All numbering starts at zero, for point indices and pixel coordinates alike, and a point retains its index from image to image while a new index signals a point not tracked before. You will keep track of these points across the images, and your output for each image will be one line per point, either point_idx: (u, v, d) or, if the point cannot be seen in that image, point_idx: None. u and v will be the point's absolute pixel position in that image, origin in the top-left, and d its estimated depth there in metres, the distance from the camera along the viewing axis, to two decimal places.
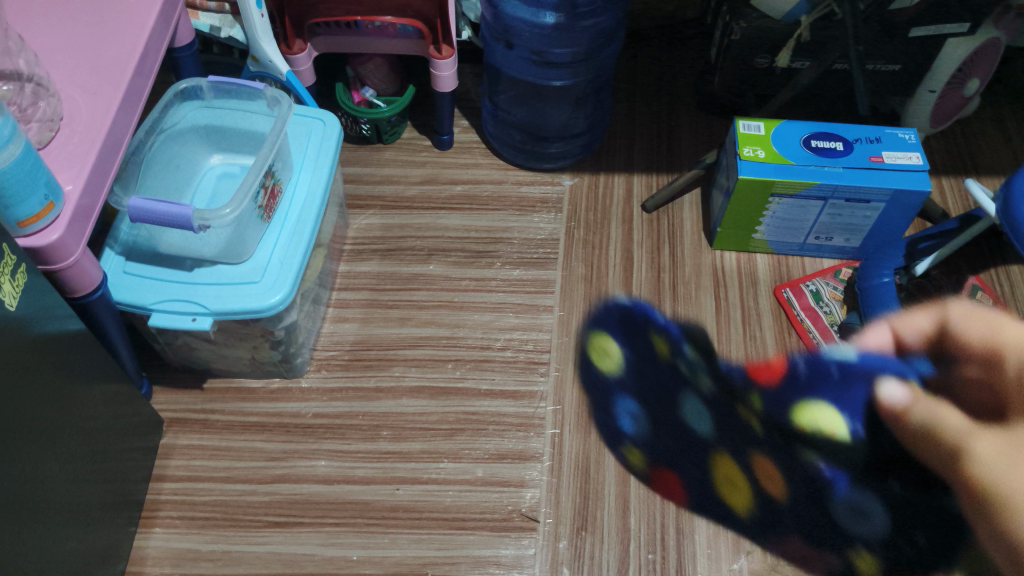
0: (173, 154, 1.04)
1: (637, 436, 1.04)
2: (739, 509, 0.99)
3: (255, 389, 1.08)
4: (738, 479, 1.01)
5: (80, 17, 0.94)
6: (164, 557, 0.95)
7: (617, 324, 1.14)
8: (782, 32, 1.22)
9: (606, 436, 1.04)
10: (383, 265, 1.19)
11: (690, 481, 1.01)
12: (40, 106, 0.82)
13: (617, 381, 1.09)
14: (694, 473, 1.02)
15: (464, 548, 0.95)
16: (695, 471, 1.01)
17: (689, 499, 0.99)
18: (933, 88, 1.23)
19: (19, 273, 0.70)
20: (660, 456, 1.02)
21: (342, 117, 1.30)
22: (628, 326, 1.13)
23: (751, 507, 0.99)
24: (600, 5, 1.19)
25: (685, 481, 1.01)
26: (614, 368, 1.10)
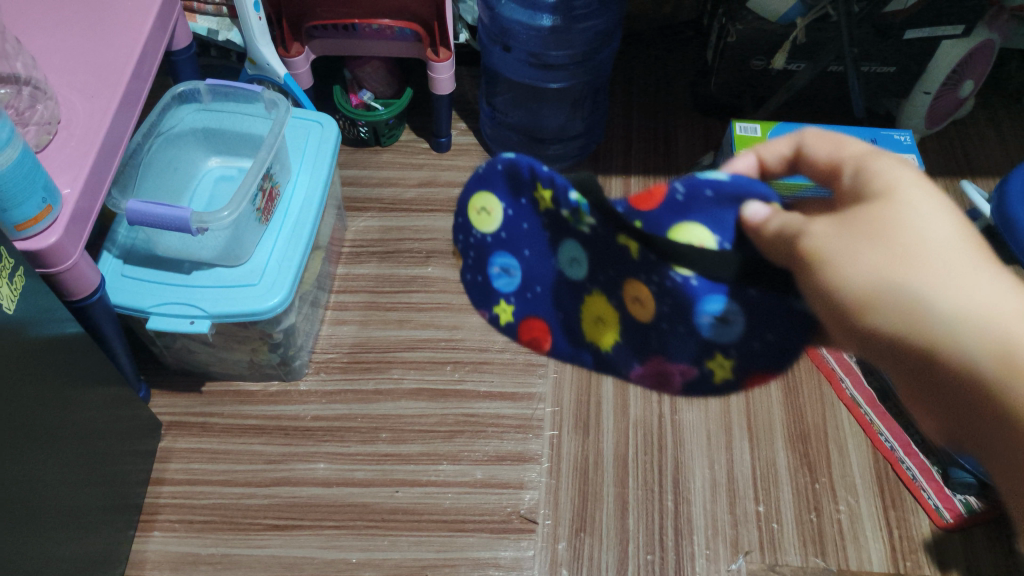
0: (171, 157, 1.03)
1: (527, 276, 0.82)
2: (608, 349, 0.81)
3: (254, 392, 1.08)
4: (598, 309, 0.77)
5: (77, 20, 0.93)
6: (163, 560, 0.95)
7: (501, 178, 0.75)
8: (778, 34, 1.22)
9: (478, 301, 0.94)
10: (381, 267, 1.19)
11: (558, 322, 0.84)
12: (37, 110, 0.82)
13: (499, 242, 0.82)
14: (563, 313, 0.83)
15: (464, 550, 0.95)
16: (562, 314, 0.83)
17: (559, 345, 0.87)
18: (927, 90, 1.25)
19: (17, 275, 0.70)
20: (523, 306, 0.87)
21: (339, 120, 1.30)
22: (513, 183, 0.73)
23: (617, 344, 0.79)
24: (595, 8, 1.18)
25: (554, 325, 0.86)
26: (494, 226, 0.80)
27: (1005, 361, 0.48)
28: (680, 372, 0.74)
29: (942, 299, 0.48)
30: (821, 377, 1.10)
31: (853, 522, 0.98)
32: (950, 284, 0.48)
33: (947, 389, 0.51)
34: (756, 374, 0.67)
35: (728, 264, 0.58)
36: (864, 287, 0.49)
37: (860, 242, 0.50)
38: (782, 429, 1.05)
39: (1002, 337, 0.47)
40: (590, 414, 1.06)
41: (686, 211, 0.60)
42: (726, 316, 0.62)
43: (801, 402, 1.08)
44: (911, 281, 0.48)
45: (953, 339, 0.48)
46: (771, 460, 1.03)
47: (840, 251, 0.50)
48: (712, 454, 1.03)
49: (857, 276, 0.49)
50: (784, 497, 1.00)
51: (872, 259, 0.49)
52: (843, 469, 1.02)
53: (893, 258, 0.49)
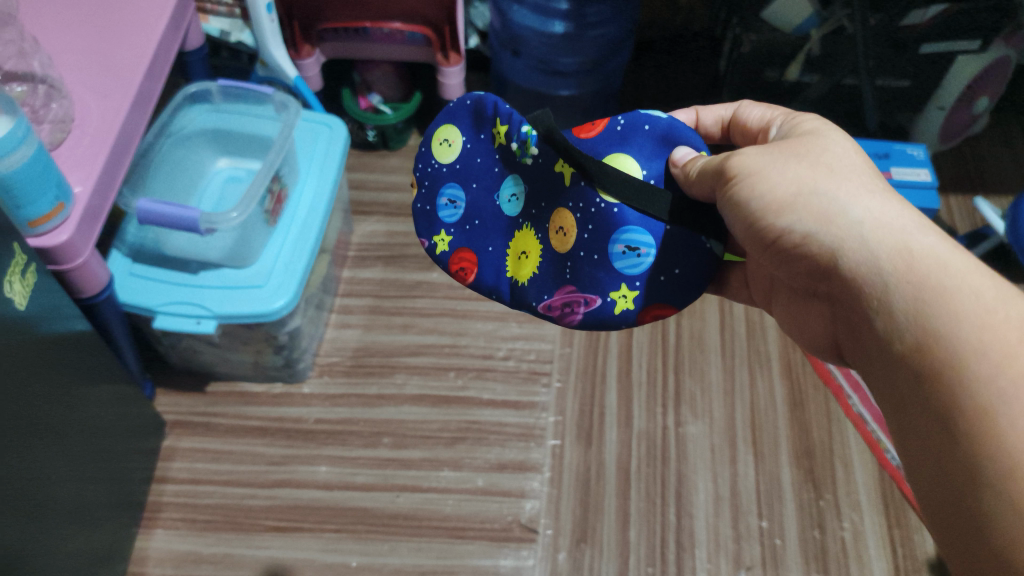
0: (182, 156, 1.04)
1: (470, 207, 0.75)
2: (522, 284, 0.71)
3: (258, 394, 1.08)
4: (523, 240, 0.72)
5: (92, 19, 0.94)
6: (166, 558, 0.95)
7: (468, 114, 0.74)
8: (790, 44, 1.21)
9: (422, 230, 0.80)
10: (386, 271, 1.19)
11: (495, 262, 0.74)
12: (52, 108, 0.83)
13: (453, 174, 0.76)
14: (489, 246, 0.75)
15: (463, 557, 0.94)
16: (490, 248, 0.74)
17: (484, 278, 0.75)
18: (943, 105, 1.22)
19: (29, 272, 0.70)
20: (461, 239, 0.76)
21: (348, 122, 1.30)
22: (476, 118, 0.74)
23: (535, 276, 0.70)
24: (608, 15, 1.16)
25: (484, 255, 0.75)
26: (452, 157, 0.76)
27: (891, 266, 0.48)
28: (586, 303, 0.66)
29: (842, 205, 0.51)
30: (828, 394, 1.09)
31: (857, 540, 0.97)
32: (851, 193, 0.51)
33: (847, 304, 0.52)
34: (653, 308, 0.64)
35: (653, 196, 0.61)
36: (771, 195, 0.53)
37: (776, 161, 0.54)
38: (788, 443, 1.04)
39: (890, 243, 0.49)
40: (593, 424, 1.05)
41: (623, 141, 0.63)
42: (640, 249, 0.62)
43: (806, 417, 1.07)
44: (814, 189, 0.52)
45: (845, 241, 0.50)
46: (774, 475, 1.02)
47: (753, 167, 0.54)
48: (716, 468, 1.02)
49: (765, 185, 0.53)
50: (787, 511, 0.99)
51: (783, 173, 0.53)
52: (848, 486, 1.01)
53: (805, 170, 0.53)
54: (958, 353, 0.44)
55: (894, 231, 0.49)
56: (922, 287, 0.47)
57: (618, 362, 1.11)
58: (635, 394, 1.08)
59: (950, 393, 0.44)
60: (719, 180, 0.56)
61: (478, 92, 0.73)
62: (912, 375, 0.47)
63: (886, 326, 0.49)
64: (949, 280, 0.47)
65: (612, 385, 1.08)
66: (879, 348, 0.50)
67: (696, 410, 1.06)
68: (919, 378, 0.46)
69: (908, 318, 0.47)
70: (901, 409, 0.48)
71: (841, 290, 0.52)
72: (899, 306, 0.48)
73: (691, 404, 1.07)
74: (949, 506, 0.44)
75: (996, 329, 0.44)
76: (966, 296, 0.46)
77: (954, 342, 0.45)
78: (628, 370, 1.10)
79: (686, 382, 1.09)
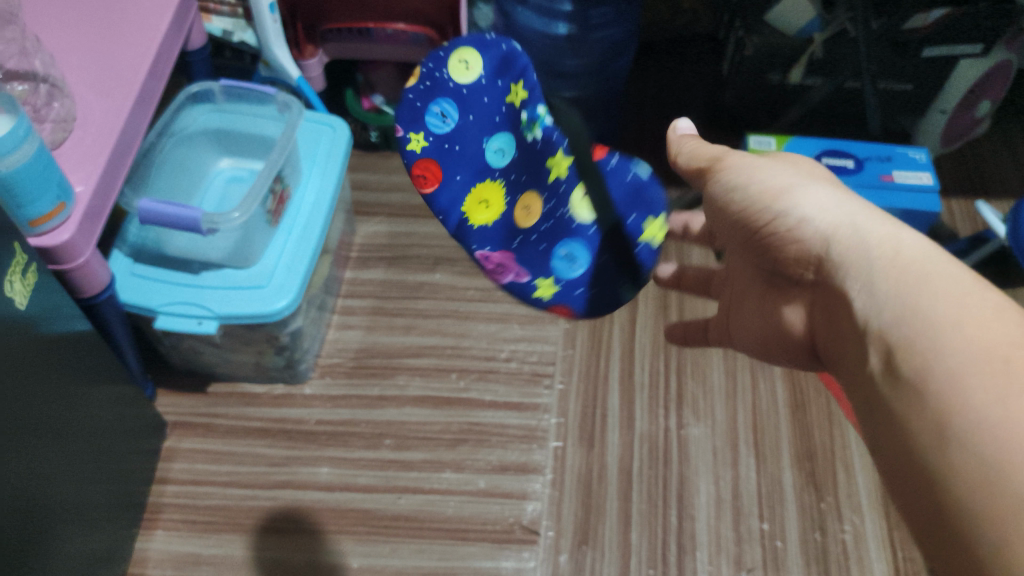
0: (183, 156, 1.04)
1: (455, 133, 0.76)
2: (472, 227, 0.76)
3: (260, 395, 1.08)
4: (489, 192, 0.77)
5: (94, 18, 0.94)
6: (166, 559, 0.95)
7: (497, 54, 0.78)
8: (793, 48, 1.21)
9: (405, 121, 0.75)
10: (388, 273, 1.19)
11: (451, 194, 0.75)
12: (54, 107, 0.82)
13: (454, 93, 0.77)
14: (455, 176, 0.76)
15: (465, 559, 0.94)
16: (456, 176, 0.76)
17: (437, 200, 0.75)
18: (943, 108, 1.24)
19: (29, 272, 0.70)
20: (434, 150, 0.74)
21: (351, 123, 1.30)
22: (502, 65, 0.79)
23: (485, 227, 0.76)
24: (612, 18, 1.17)
25: (449, 180, 0.75)
26: (463, 80, 0.77)
27: (875, 248, 0.49)
28: (518, 274, 0.72)
29: (826, 197, 0.53)
30: (830, 397, 1.09)
31: (857, 542, 0.97)
32: (835, 193, 0.54)
33: (825, 286, 0.52)
34: (565, 307, 0.71)
35: (603, 220, 0.76)
36: (764, 184, 0.56)
37: (776, 159, 0.59)
38: (790, 446, 1.04)
39: (877, 229, 0.50)
40: (595, 426, 1.05)
41: (610, 172, 0.78)
42: (573, 261, 0.75)
43: (808, 419, 1.07)
44: (804, 184, 0.55)
45: (830, 228, 0.51)
46: (776, 477, 1.02)
47: (748, 162, 0.59)
48: (717, 471, 1.02)
49: (757, 176, 0.57)
50: (788, 514, 0.99)
51: (780, 167, 0.57)
52: (849, 488, 1.01)
53: (795, 172, 0.57)
54: (932, 323, 0.43)
55: (879, 219, 0.51)
56: (904, 266, 0.46)
57: (621, 364, 1.11)
58: (637, 396, 1.08)
59: (920, 355, 0.43)
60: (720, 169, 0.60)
61: (516, 46, 0.79)
62: (883, 348, 0.45)
63: (861, 304, 0.48)
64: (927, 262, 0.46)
65: (614, 387, 1.08)
66: (853, 329, 0.48)
67: (698, 413, 1.06)
68: (889, 349, 0.45)
69: (886, 294, 0.46)
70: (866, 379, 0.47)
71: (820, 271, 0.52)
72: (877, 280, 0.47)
73: (693, 406, 1.07)
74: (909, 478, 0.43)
75: (972, 306, 0.43)
76: (947, 278, 0.45)
77: (927, 313, 0.44)
78: (630, 372, 1.10)
79: (689, 385, 1.09)
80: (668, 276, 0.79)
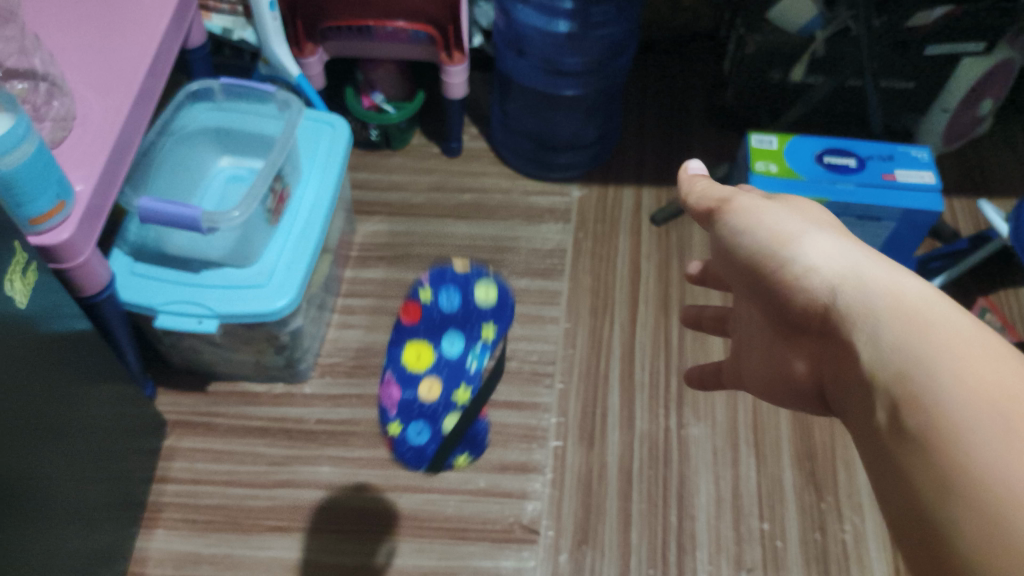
0: (183, 155, 1.03)
1: None
2: None
3: (259, 394, 1.07)
4: None
5: (94, 16, 0.93)
6: (166, 558, 0.95)
7: None
8: (796, 46, 1.21)
9: None
10: (388, 272, 1.19)
11: None
12: (53, 106, 0.82)
13: None
14: None
15: (465, 558, 0.94)
16: None
17: None
18: (947, 107, 1.24)
19: (30, 270, 0.70)
20: None
21: (351, 122, 1.30)
22: None
23: None
24: (613, 16, 1.17)
25: None
26: None
27: (881, 298, 0.47)
28: None
29: (834, 244, 0.51)
30: None
31: (858, 542, 0.97)
32: (840, 239, 0.51)
33: (830, 337, 0.49)
34: None
35: None
36: (772, 228, 0.53)
37: (780, 201, 0.56)
38: (790, 446, 1.04)
39: (883, 277, 0.48)
40: (595, 426, 1.05)
41: None
42: None
43: (809, 419, 1.07)
44: (811, 229, 0.52)
45: (840, 277, 0.49)
46: (776, 477, 1.02)
47: (755, 202, 0.56)
48: (717, 471, 1.02)
49: (765, 219, 0.54)
50: (788, 514, 0.99)
51: (783, 209, 0.55)
52: (850, 488, 1.01)
53: (799, 216, 0.54)
54: (938, 381, 0.42)
55: (884, 266, 0.48)
56: (909, 318, 0.45)
57: (621, 364, 1.10)
58: (637, 396, 1.08)
59: (925, 411, 0.41)
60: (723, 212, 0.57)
61: None
62: (888, 402, 0.44)
63: (867, 356, 0.46)
64: (933, 313, 0.45)
65: (614, 387, 1.08)
66: (859, 382, 0.47)
67: (698, 412, 1.06)
68: (895, 404, 0.43)
69: (891, 348, 0.45)
70: (870, 434, 0.45)
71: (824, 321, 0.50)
72: (883, 333, 0.45)
73: (693, 406, 1.07)
74: (912, 536, 0.41)
75: (975, 360, 0.42)
76: (954, 330, 0.44)
77: (931, 369, 0.42)
78: (630, 372, 1.10)
79: (689, 384, 1.09)
80: (697, 274, 0.73)
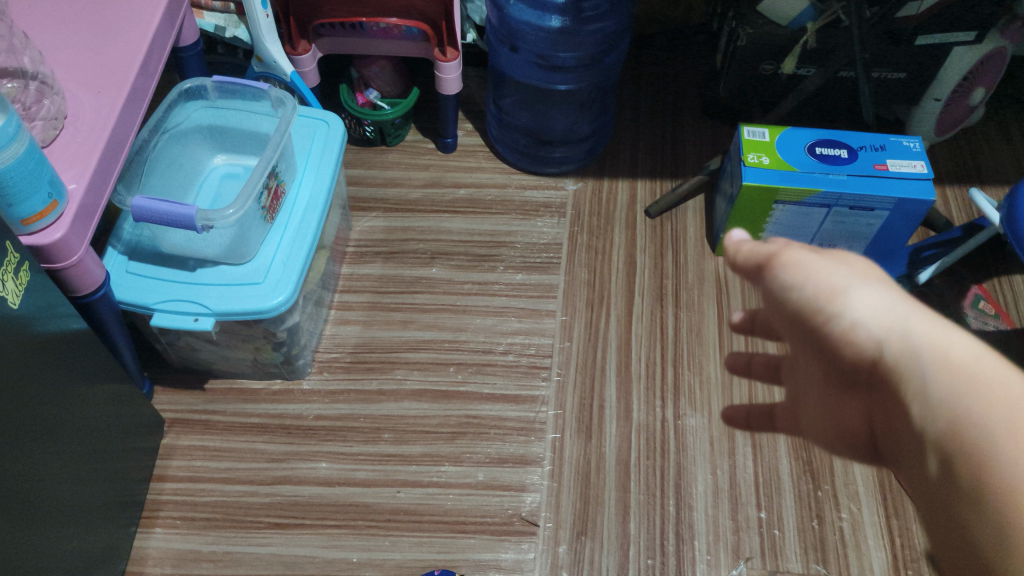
0: (177, 153, 1.03)
1: None
2: None
3: (257, 391, 1.08)
4: None
5: (84, 16, 0.93)
6: (164, 557, 0.95)
7: None
8: (788, 38, 1.21)
9: None
10: (386, 267, 1.19)
11: None
12: (43, 104, 0.82)
13: None
14: None
15: (465, 552, 0.95)
16: None
17: None
18: (938, 96, 1.24)
19: (21, 270, 0.69)
20: None
21: (346, 118, 1.30)
22: None
23: None
24: (605, 10, 1.18)
25: None
26: None
27: (930, 356, 0.47)
28: None
29: (881, 299, 0.49)
30: None
31: (855, 530, 0.98)
32: (883, 293, 0.49)
33: (882, 389, 0.50)
34: None
35: None
36: (820, 287, 0.49)
37: (827, 250, 0.51)
38: (787, 435, 1.05)
39: (932, 335, 0.47)
40: (593, 418, 1.05)
41: None
42: None
43: None
44: (856, 284, 0.49)
45: (890, 335, 0.48)
46: (773, 467, 1.02)
47: (803, 253, 0.51)
48: (715, 460, 1.02)
49: (813, 278, 0.50)
50: (785, 502, 1.00)
51: (826, 258, 0.51)
52: (847, 477, 1.02)
53: (843, 266, 0.50)
54: (987, 441, 0.44)
55: (928, 317, 0.48)
56: (960, 376, 0.46)
57: (618, 355, 1.11)
58: (634, 387, 1.08)
59: (979, 473, 0.44)
60: (767, 270, 0.51)
61: None
62: (942, 457, 0.47)
63: (919, 413, 0.47)
64: (980, 371, 0.45)
65: (611, 378, 1.09)
66: (913, 434, 0.49)
67: (695, 403, 1.07)
68: (947, 457, 0.46)
69: (945, 411, 0.46)
70: (927, 480, 0.49)
71: (878, 377, 0.50)
72: (933, 397, 0.46)
73: (690, 397, 1.07)
74: (962, 560, 0.47)
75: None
76: (1002, 383, 0.45)
77: (982, 429, 0.44)
78: (627, 364, 1.10)
79: (685, 375, 1.09)
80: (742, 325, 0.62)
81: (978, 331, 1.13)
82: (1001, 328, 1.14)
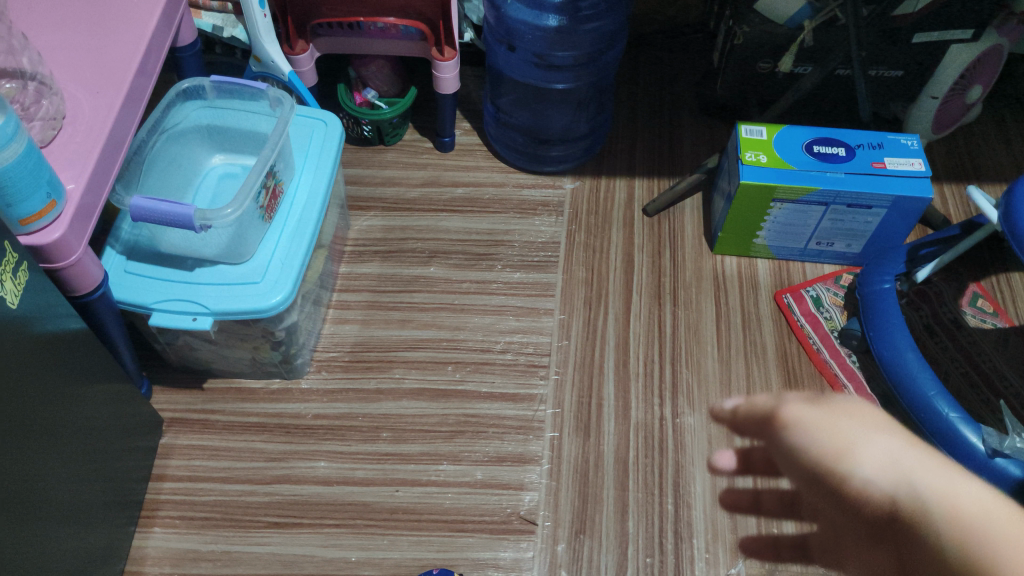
0: (175, 153, 1.03)
1: None
2: None
3: (256, 390, 1.08)
4: None
5: (83, 16, 0.93)
6: (163, 557, 0.95)
7: None
8: (784, 36, 1.21)
9: None
10: (384, 266, 1.19)
11: None
12: (43, 105, 0.82)
13: None
14: None
15: (464, 550, 0.95)
16: None
17: None
18: (935, 94, 1.24)
19: (20, 270, 0.70)
20: None
21: (344, 118, 1.30)
22: None
23: None
24: (602, 9, 1.18)
25: None
26: None
27: (951, 522, 0.40)
28: None
29: (891, 455, 0.43)
30: (824, 382, 1.09)
31: None
32: (892, 447, 0.43)
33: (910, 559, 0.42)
34: None
35: None
36: (825, 447, 0.44)
37: (825, 399, 0.46)
38: None
39: (951, 493, 0.41)
40: (591, 416, 1.05)
41: None
42: None
43: None
44: (864, 442, 0.44)
45: (907, 496, 0.42)
46: None
47: (806, 409, 0.46)
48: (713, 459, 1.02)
49: (816, 436, 0.44)
50: None
51: (830, 408, 0.46)
52: None
53: (849, 417, 0.45)
54: None
55: (936, 465, 0.42)
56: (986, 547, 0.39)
57: (616, 353, 1.11)
58: (631, 385, 1.08)
59: None
60: (767, 426, 0.47)
61: None
62: None
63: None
64: (991, 526, 0.40)
65: (609, 376, 1.09)
66: None
67: (693, 401, 1.07)
68: None
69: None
70: None
71: (895, 537, 0.43)
72: (952, 563, 0.40)
73: (688, 395, 1.07)
74: None
75: None
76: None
77: None
78: (625, 362, 1.10)
79: (683, 373, 1.10)
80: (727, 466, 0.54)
81: (976, 329, 1.13)
82: (999, 326, 1.14)
